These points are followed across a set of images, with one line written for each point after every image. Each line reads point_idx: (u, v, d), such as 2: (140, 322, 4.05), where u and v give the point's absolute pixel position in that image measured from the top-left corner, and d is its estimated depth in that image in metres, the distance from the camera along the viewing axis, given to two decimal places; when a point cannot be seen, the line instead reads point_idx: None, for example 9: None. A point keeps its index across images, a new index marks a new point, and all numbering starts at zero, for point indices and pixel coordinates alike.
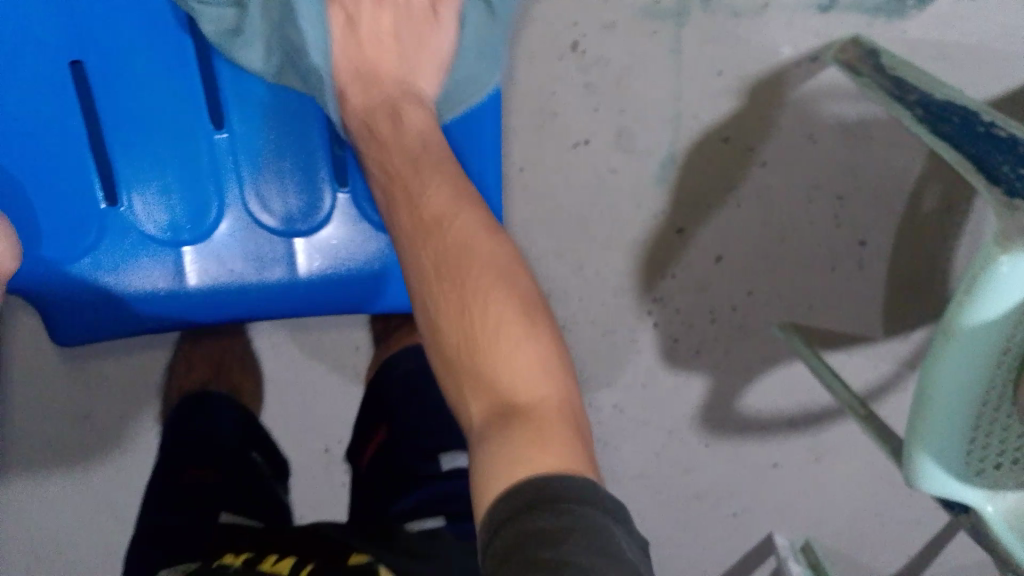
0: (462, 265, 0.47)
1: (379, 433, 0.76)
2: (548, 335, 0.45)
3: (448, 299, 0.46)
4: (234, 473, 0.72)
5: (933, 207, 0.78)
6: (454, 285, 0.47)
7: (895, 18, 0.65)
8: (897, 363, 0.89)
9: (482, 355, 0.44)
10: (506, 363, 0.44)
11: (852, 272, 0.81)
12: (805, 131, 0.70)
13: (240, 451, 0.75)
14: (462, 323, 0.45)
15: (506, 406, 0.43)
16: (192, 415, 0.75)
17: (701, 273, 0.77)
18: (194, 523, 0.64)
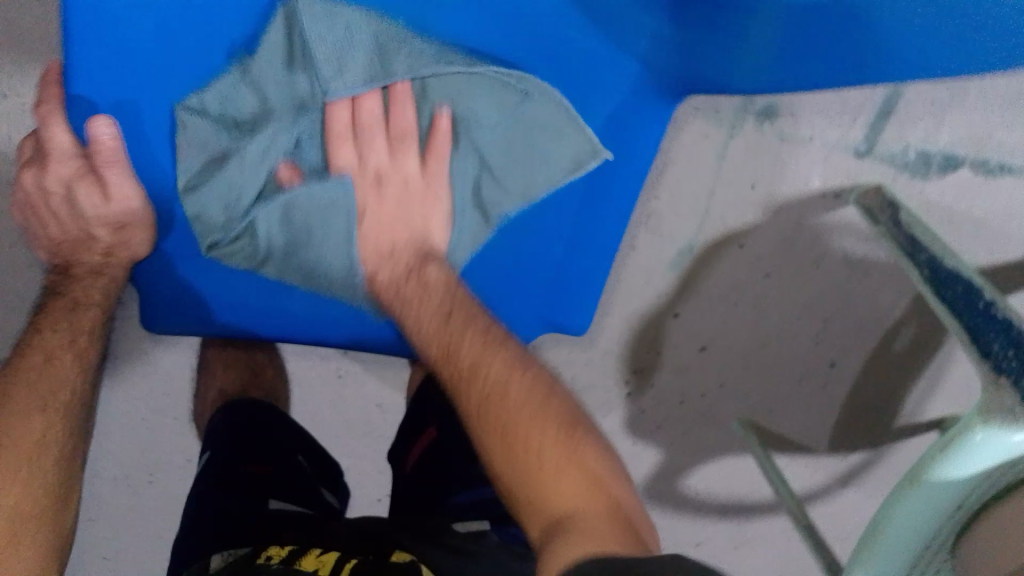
0: (482, 369, 0.53)
1: (424, 436, 0.77)
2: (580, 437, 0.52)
3: (471, 381, 0.53)
4: (281, 466, 0.75)
5: (903, 346, 0.84)
6: (472, 371, 0.53)
7: (918, 176, 0.70)
8: (832, 476, 0.95)
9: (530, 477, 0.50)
10: (553, 481, 0.49)
11: (816, 388, 0.86)
12: (813, 255, 0.75)
13: (287, 449, 0.77)
14: (482, 404, 0.52)
15: (557, 513, 0.48)
16: (254, 408, 0.78)
17: (685, 357, 0.82)
18: (249, 510, 0.67)
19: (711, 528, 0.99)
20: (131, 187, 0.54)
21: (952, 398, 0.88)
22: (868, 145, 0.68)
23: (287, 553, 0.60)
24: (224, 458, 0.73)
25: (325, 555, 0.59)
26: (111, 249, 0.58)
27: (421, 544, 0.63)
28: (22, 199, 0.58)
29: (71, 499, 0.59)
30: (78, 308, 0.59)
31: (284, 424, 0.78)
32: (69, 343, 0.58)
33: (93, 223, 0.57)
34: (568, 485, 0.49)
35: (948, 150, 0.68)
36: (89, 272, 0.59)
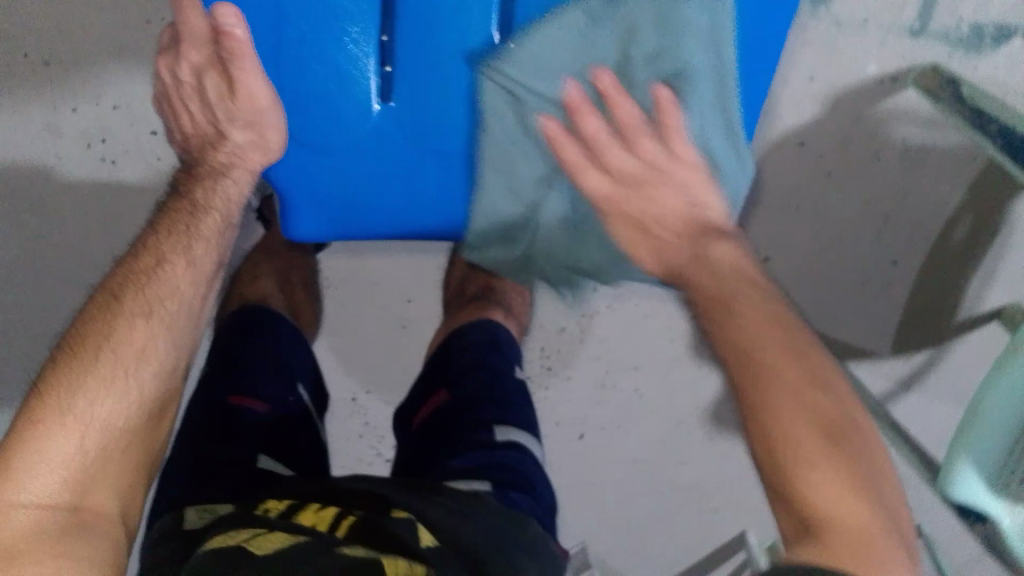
0: (732, 311, 0.52)
1: (437, 396, 0.69)
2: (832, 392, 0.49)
3: (741, 339, 0.50)
4: (282, 408, 0.67)
5: (961, 240, 0.83)
6: (748, 332, 0.51)
7: (972, 53, 0.68)
8: (894, 380, 0.94)
9: (759, 388, 0.49)
10: (782, 395, 0.48)
11: (878, 290, 0.85)
12: (872, 148, 0.73)
13: (289, 377, 0.70)
14: (752, 380, 0.49)
15: (785, 449, 0.47)
16: (248, 325, 0.71)
17: (746, 272, 0.81)
18: (239, 457, 0.60)
19: None
20: (258, 83, 0.57)
21: (1012, 285, 0.84)
22: (922, 23, 0.67)
23: (284, 507, 0.52)
24: (207, 389, 0.65)
25: (326, 509, 0.52)
26: (243, 151, 0.61)
27: (417, 500, 0.54)
28: (162, 91, 0.63)
29: (166, 415, 0.54)
30: (196, 211, 0.60)
31: (291, 358, 0.71)
32: (183, 249, 0.57)
33: (226, 123, 0.61)
34: (825, 487, 0.46)
35: (1003, 20, 0.67)
36: (211, 171, 0.63)
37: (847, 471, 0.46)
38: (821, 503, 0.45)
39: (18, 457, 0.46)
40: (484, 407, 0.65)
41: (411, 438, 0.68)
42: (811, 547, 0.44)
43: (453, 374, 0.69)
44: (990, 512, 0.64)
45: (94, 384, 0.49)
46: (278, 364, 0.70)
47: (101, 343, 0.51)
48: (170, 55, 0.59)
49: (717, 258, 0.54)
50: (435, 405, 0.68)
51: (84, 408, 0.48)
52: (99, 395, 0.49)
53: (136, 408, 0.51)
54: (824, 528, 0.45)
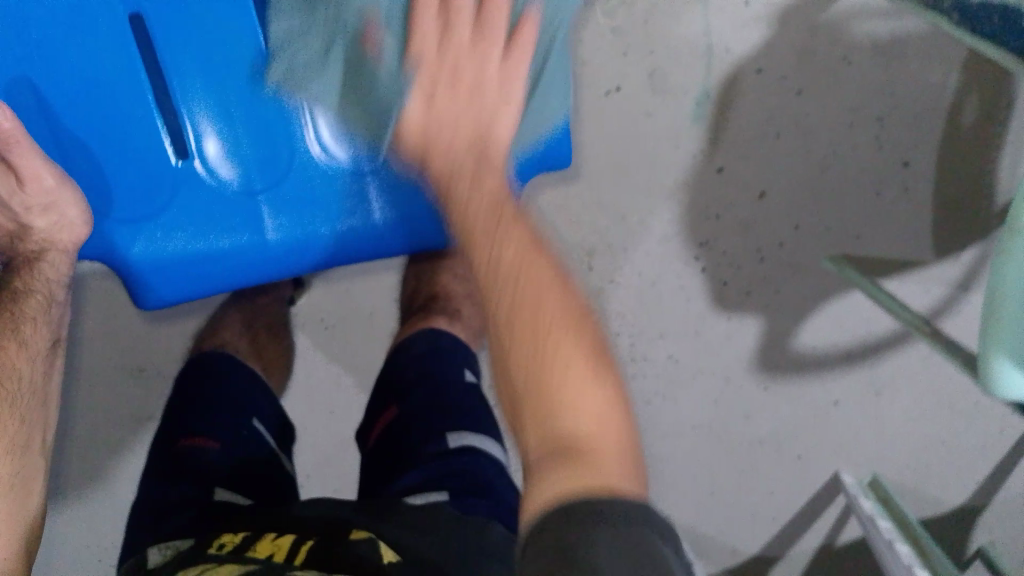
0: (535, 319, 0.39)
1: (388, 412, 0.67)
2: (617, 391, 0.38)
3: (521, 352, 0.38)
4: (240, 440, 0.65)
5: (972, 121, 0.77)
6: (526, 335, 0.39)
7: None
8: (950, 286, 0.87)
9: (547, 400, 0.37)
10: (577, 402, 0.37)
11: (897, 196, 0.80)
12: (839, 54, 0.69)
13: (244, 409, 0.68)
14: (530, 367, 0.38)
15: (557, 445, 0.36)
16: (216, 362, 0.71)
17: (745, 212, 0.77)
18: (191, 493, 0.59)
19: (842, 382, 0.95)
20: (41, 166, 0.51)
21: None
22: None
23: (239, 542, 0.52)
24: (169, 434, 0.65)
25: (281, 538, 0.52)
26: (49, 235, 0.54)
27: (375, 522, 0.53)
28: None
29: (33, 490, 0.54)
30: (18, 296, 0.55)
31: (245, 392, 0.70)
32: (12, 329, 0.54)
33: (24, 211, 0.55)
34: (600, 412, 0.37)
35: None
36: (27, 259, 0.57)
37: (603, 468, 0.35)
38: (576, 426, 0.37)
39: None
40: (441, 415, 0.64)
41: (365, 454, 0.67)
42: (560, 472, 0.35)
43: (402, 379, 0.69)
44: None
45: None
46: (232, 405, 0.68)
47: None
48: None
49: (505, 267, 0.41)
50: (384, 424, 0.67)
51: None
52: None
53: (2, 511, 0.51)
54: (582, 456, 0.35)
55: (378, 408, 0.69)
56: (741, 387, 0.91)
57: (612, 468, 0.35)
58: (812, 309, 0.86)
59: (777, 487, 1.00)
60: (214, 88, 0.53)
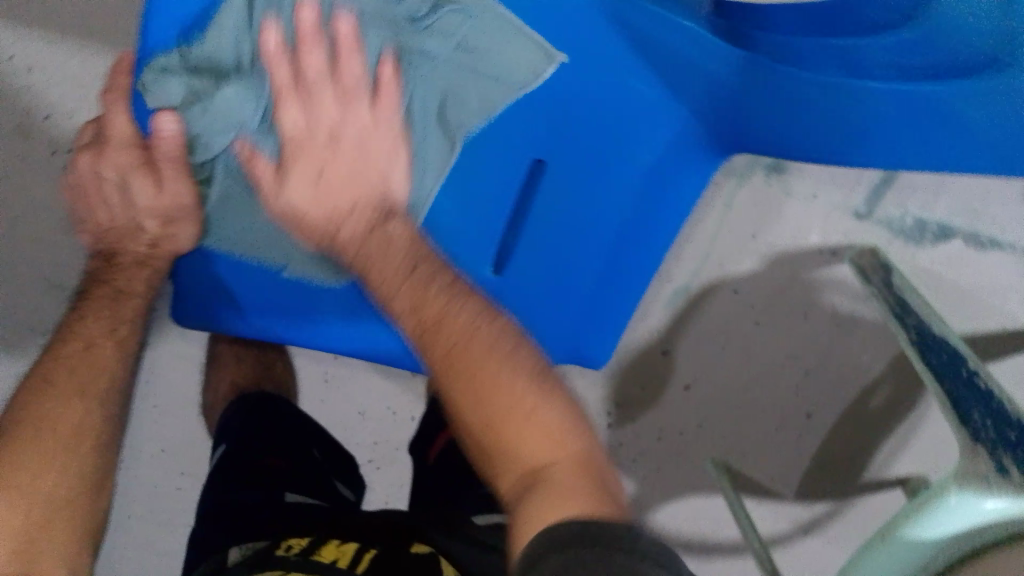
0: (478, 386, 0.44)
1: (443, 436, 0.77)
2: (561, 403, 0.45)
3: (459, 391, 0.45)
4: (306, 466, 0.74)
5: (878, 404, 0.86)
6: (473, 383, 0.44)
7: (912, 244, 0.72)
8: (796, 524, 0.95)
9: (494, 425, 0.44)
10: (518, 433, 0.43)
11: (790, 437, 0.88)
12: (803, 307, 0.77)
13: (303, 445, 0.76)
14: (477, 406, 0.44)
15: (528, 477, 0.42)
16: (265, 404, 0.77)
17: (667, 394, 0.83)
18: (264, 500, 0.67)
19: None
20: (183, 188, 0.56)
21: (919, 457, 0.88)
22: (868, 208, 0.71)
23: (308, 543, 0.61)
24: (247, 441, 0.74)
25: (345, 546, 0.61)
26: (155, 239, 0.58)
27: (444, 538, 0.65)
28: (76, 181, 0.59)
29: (109, 481, 0.58)
30: (121, 297, 0.59)
31: (298, 426, 0.77)
32: (109, 333, 0.58)
33: (142, 214, 0.57)
34: (546, 416, 0.44)
35: (943, 220, 0.71)
36: (132, 262, 0.59)
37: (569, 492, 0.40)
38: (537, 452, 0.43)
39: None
40: None
41: (426, 473, 0.77)
42: (545, 505, 0.40)
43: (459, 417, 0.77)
44: None
45: (28, 465, 0.53)
46: (293, 435, 0.76)
47: (35, 429, 0.54)
48: (94, 148, 0.56)
49: (476, 372, 0.45)
50: (442, 446, 0.77)
51: (27, 483, 0.52)
52: (37, 473, 0.53)
53: (67, 478, 0.54)
54: (549, 483, 0.41)
55: (430, 432, 0.79)
56: None
57: (575, 499, 0.40)
58: (673, 498, 0.90)
59: None
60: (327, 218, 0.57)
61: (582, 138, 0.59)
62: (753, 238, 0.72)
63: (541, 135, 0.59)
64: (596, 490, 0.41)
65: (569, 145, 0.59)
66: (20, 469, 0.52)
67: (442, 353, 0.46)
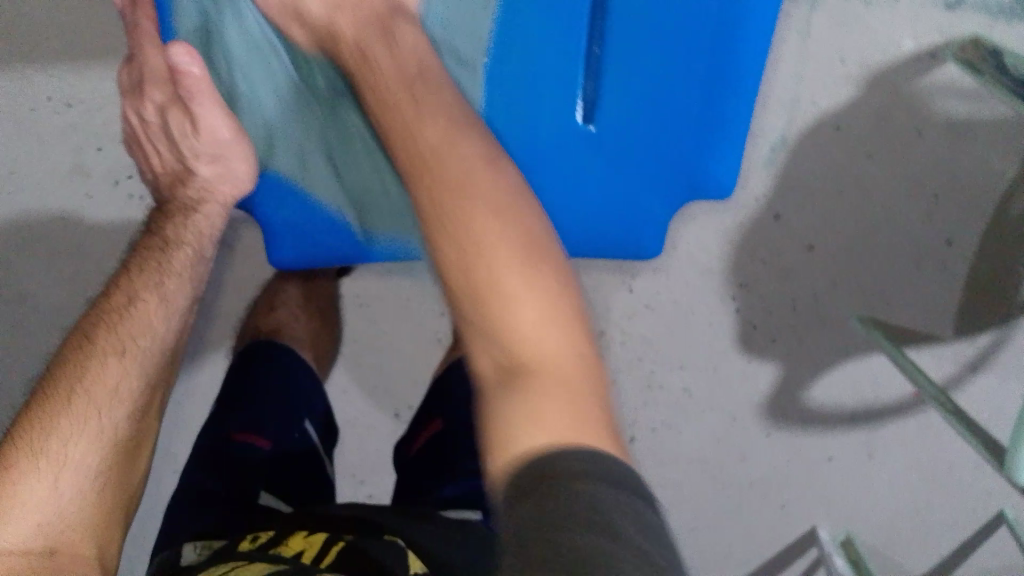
0: (480, 250, 0.44)
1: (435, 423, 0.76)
2: (548, 269, 0.45)
3: (454, 255, 0.45)
4: (286, 451, 0.73)
5: (1020, 212, 0.77)
6: (470, 248, 0.44)
7: (1016, 21, 0.65)
8: (961, 365, 0.89)
9: (488, 304, 0.43)
10: (506, 317, 0.42)
11: (934, 272, 0.81)
12: (915, 126, 0.69)
13: (298, 413, 0.76)
14: (468, 263, 0.44)
15: (511, 363, 0.42)
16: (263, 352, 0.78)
17: (790, 260, 0.78)
18: (239, 496, 0.68)
19: (839, 440, 0.96)
20: (219, 119, 0.60)
21: None
22: None
23: (275, 534, 0.60)
24: (221, 425, 0.73)
25: (312, 536, 0.60)
26: (209, 184, 0.62)
27: (413, 526, 0.62)
28: (129, 133, 0.65)
29: (142, 453, 0.57)
30: (167, 247, 0.62)
31: (304, 395, 0.78)
32: (154, 286, 0.60)
33: (192, 159, 0.62)
34: (530, 317, 0.42)
35: None
36: (182, 207, 0.64)
37: (553, 382, 0.41)
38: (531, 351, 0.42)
39: (12, 460, 0.49)
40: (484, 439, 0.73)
41: (408, 463, 0.76)
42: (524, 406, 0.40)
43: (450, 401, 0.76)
44: None
45: (66, 424, 0.51)
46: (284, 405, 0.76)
47: (72, 387, 0.53)
48: (134, 97, 0.62)
49: (451, 223, 0.46)
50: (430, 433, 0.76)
51: (59, 450, 0.50)
52: (72, 437, 0.51)
53: (105, 451, 0.53)
54: (529, 381, 0.41)
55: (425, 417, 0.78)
56: (745, 430, 0.92)
57: (560, 417, 0.39)
58: (826, 367, 0.87)
59: (757, 529, 1.02)
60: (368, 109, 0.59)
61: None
62: (841, 62, 0.66)
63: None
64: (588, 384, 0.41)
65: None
66: (50, 435, 0.50)
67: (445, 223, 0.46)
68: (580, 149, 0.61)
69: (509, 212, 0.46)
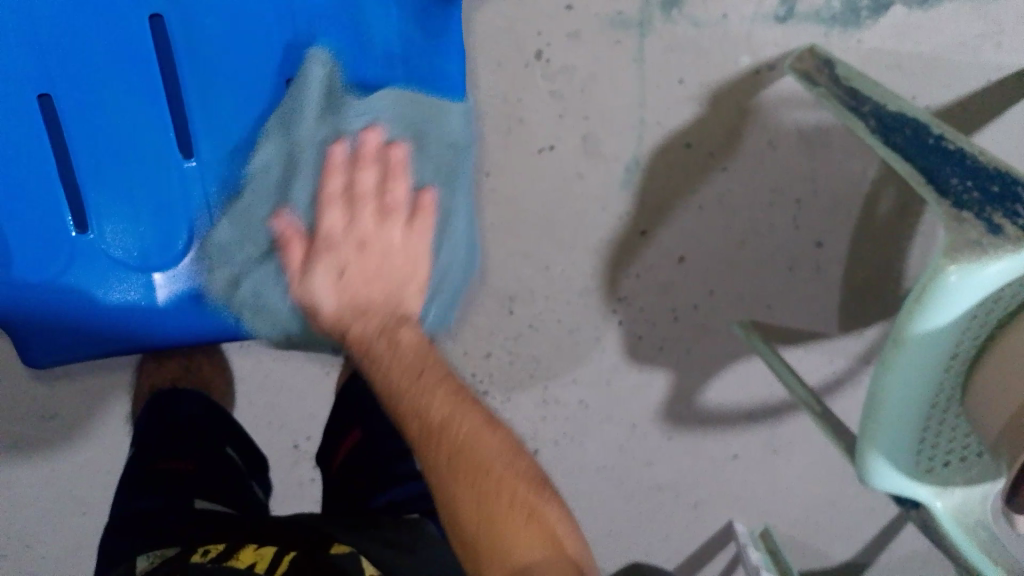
0: (474, 463, 0.50)
1: (352, 435, 0.73)
2: (555, 510, 0.52)
3: (454, 481, 0.50)
4: (210, 464, 0.73)
5: (889, 209, 0.80)
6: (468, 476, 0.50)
7: (852, 28, 0.66)
8: (852, 359, 0.91)
9: (497, 540, 0.49)
10: (515, 535, 0.49)
11: (808, 273, 0.82)
12: (765, 137, 0.71)
13: (217, 442, 0.76)
14: (472, 490, 0.50)
15: (518, 573, 0.48)
16: (175, 401, 0.75)
17: (663, 272, 0.79)
18: (163, 507, 0.66)
19: (740, 438, 0.98)
20: None
21: None
22: (788, 9, 0.65)
23: (225, 547, 0.56)
24: (145, 458, 0.72)
25: (263, 547, 0.55)
26: None
27: (363, 538, 0.58)
28: None
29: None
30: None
31: (221, 424, 0.77)
32: None
33: None
34: (541, 548, 0.49)
35: None
36: None
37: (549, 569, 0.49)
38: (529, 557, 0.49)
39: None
40: None
41: (330, 478, 0.74)
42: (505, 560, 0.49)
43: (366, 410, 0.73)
44: (922, 500, 0.63)
45: None
46: (200, 438, 0.75)
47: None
48: None
49: (457, 432, 0.51)
50: (350, 446, 0.73)
51: None
52: None
53: None
54: (535, 572, 0.48)
55: (336, 432, 0.75)
56: (648, 436, 0.94)
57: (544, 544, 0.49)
58: (718, 370, 0.89)
59: (672, 531, 1.04)
60: (120, 214, 0.56)
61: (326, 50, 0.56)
62: (681, 83, 0.67)
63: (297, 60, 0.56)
64: (564, 523, 0.52)
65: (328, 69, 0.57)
66: None
67: (438, 418, 0.51)
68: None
69: (511, 453, 0.52)
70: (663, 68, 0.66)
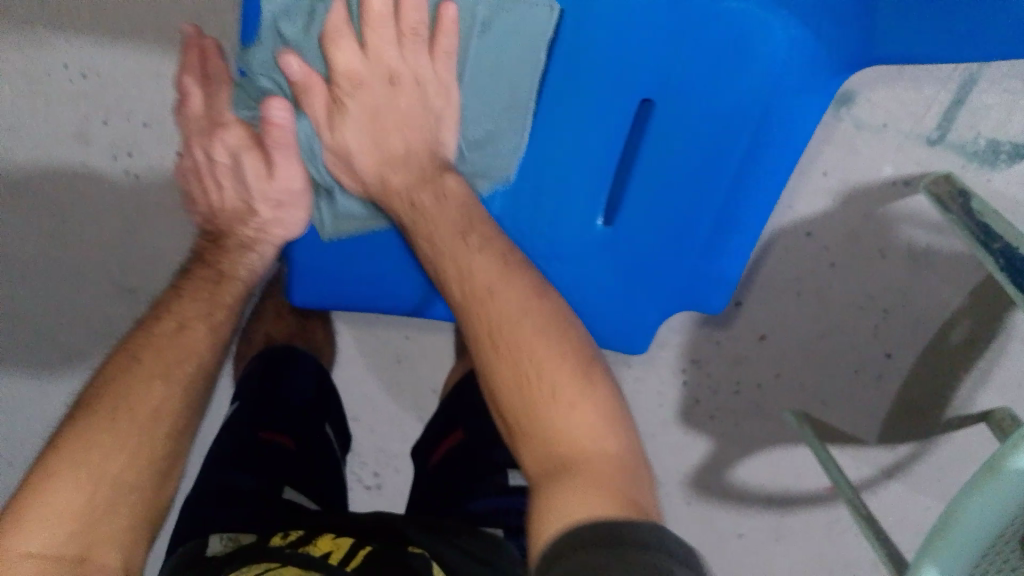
0: (512, 328, 0.51)
1: (456, 433, 0.76)
2: (602, 396, 0.50)
3: (504, 366, 0.50)
4: (307, 439, 0.76)
5: (958, 341, 0.81)
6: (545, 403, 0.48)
7: (987, 166, 0.69)
8: (879, 469, 0.94)
9: (537, 414, 0.48)
10: (562, 419, 0.48)
11: (870, 380, 0.85)
12: (877, 245, 0.74)
13: (318, 419, 0.79)
14: (514, 378, 0.50)
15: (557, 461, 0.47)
16: (280, 358, 0.79)
17: (743, 347, 0.82)
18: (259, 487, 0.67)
19: (751, 520, 0.99)
20: (292, 172, 0.64)
21: (1004, 390, 0.82)
22: (940, 133, 0.68)
23: (302, 534, 0.58)
24: (241, 425, 0.74)
25: (341, 538, 0.58)
26: (266, 227, 0.67)
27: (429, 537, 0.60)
28: (189, 166, 0.68)
29: (178, 470, 0.56)
30: (221, 281, 0.66)
31: (326, 397, 0.81)
32: (204, 315, 0.63)
33: (255, 200, 0.66)
34: (580, 423, 0.48)
35: (1018, 139, 0.67)
36: (239, 245, 0.68)
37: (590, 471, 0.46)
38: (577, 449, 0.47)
39: (24, 518, 0.48)
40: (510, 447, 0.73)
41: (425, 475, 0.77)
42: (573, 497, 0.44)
43: (472, 412, 0.76)
44: None
45: (102, 434, 0.53)
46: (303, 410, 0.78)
47: (118, 403, 0.54)
48: (203, 136, 0.64)
49: (501, 341, 0.51)
50: (451, 443, 0.76)
51: (97, 461, 0.52)
52: (112, 450, 0.52)
53: (137, 463, 0.53)
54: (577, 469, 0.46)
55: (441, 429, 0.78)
56: (669, 494, 0.96)
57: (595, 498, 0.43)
58: (755, 450, 0.92)
59: None
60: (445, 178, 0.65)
61: (685, 73, 0.57)
62: (823, 175, 0.71)
63: (639, 78, 0.58)
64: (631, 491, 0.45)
65: (675, 83, 0.58)
66: (94, 445, 0.52)
67: (477, 291, 0.53)
68: (587, 252, 0.66)
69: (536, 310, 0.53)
70: (820, 157, 0.70)
